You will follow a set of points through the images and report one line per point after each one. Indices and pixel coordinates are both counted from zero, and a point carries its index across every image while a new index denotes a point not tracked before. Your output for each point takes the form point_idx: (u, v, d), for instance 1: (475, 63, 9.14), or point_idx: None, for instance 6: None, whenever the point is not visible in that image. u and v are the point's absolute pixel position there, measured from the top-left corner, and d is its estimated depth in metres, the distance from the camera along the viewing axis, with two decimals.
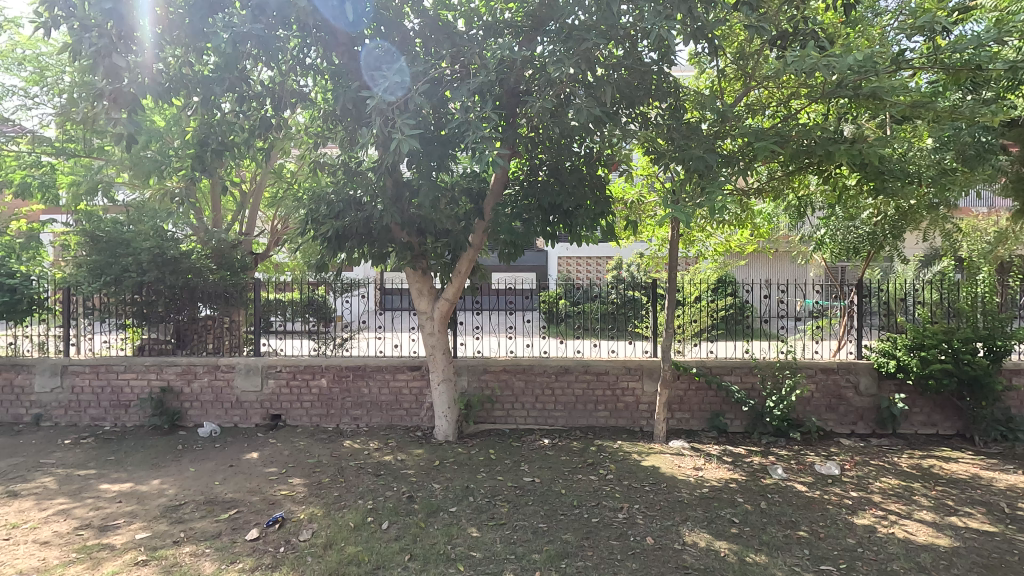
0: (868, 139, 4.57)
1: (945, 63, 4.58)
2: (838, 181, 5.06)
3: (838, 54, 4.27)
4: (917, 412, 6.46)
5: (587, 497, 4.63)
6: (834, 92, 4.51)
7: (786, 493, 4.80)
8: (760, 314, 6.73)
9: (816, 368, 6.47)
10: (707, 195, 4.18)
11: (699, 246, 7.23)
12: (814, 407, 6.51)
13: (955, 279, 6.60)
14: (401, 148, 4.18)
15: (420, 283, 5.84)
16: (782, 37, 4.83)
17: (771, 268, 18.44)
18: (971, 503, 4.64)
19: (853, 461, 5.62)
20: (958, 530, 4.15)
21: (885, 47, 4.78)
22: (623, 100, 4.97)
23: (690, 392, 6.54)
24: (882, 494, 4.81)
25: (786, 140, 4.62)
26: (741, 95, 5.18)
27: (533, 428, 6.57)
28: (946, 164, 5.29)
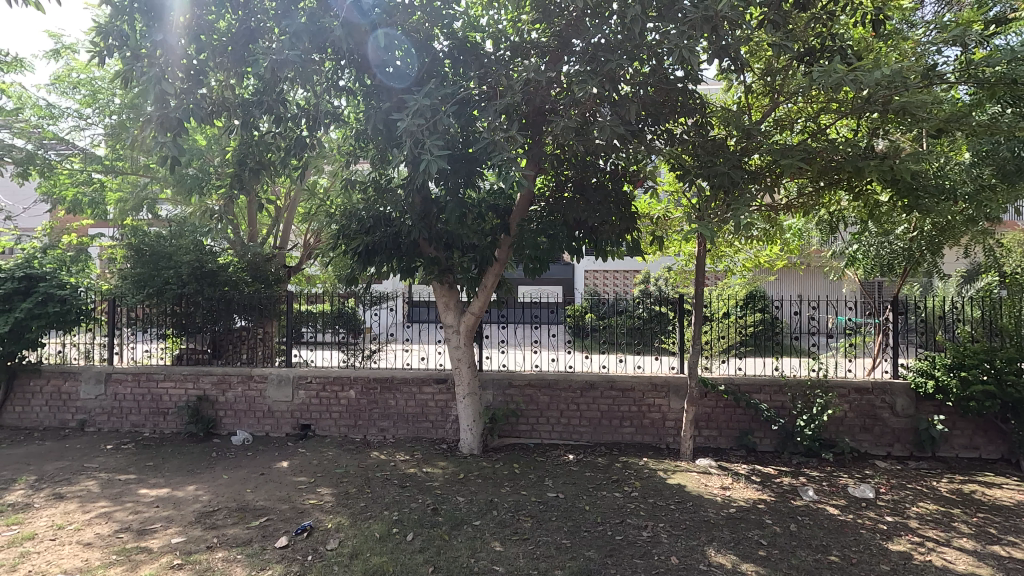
0: (900, 155, 4.50)
1: (980, 76, 4.52)
2: (869, 197, 4.97)
3: (867, 69, 4.24)
4: (958, 435, 6.22)
5: (611, 514, 4.60)
6: (864, 107, 4.47)
7: (817, 516, 4.68)
8: (790, 330, 6.67)
9: (849, 388, 6.30)
10: (733, 211, 4.21)
11: (728, 262, 7.14)
12: (847, 427, 6.33)
13: (997, 297, 6.36)
14: (431, 168, 4.29)
15: (447, 297, 5.94)
16: (808, 54, 4.74)
17: (803, 285, 18.09)
18: (1016, 532, 4.44)
19: (889, 485, 5.43)
20: (1001, 559, 3.97)
21: (918, 60, 4.74)
22: (649, 117, 5.00)
23: (717, 410, 6.45)
24: (919, 520, 4.64)
25: (814, 156, 4.57)
26: (769, 111, 5.15)
27: (558, 443, 6.56)
28: (985, 179, 5.22)
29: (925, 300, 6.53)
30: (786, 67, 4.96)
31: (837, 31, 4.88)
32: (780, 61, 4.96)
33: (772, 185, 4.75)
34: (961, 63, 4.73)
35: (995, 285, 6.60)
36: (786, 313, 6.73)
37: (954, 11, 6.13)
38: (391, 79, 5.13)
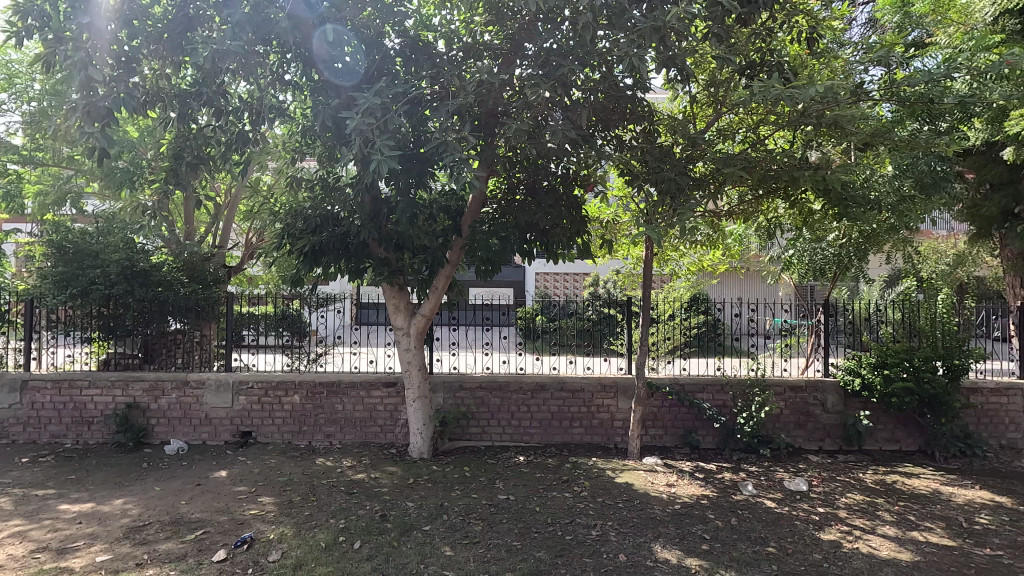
0: (831, 166, 4.79)
1: (903, 94, 4.79)
2: (804, 205, 5.25)
3: (802, 85, 4.46)
4: (881, 429, 6.66)
5: (561, 515, 4.64)
6: (799, 120, 4.71)
7: (756, 509, 4.88)
8: (731, 332, 6.94)
9: (784, 387, 6.63)
10: (678, 216, 4.35)
11: (673, 265, 7.27)
12: (783, 424, 6.65)
13: (915, 300, 6.83)
14: (381, 167, 4.20)
15: (397, 298, 5.84)
16: (749, 66, 5.00)
17: (743, 288, 18.89)
18: (932, 518, 4.78)
19: (821, 478, 5.74)
20: (919, 544, 4.27)
21: (847, 77, 5.01)
22: (599, 123, 5.11)
23: (663, 409, 6.63)
24: (848, 510, 4.93)
25: (754, 165, 4.77)
26: (712, 120, 5.36)
27: (509, 445, 6.56)
28: (905, 191, 5.61)
29: (853, 303, 6.92)
30: (729, 79, 5.17)
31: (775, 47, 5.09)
32: (723, 73, 5.17)
33: (715, 192, 4.94)
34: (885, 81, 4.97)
35: (913, 289, 7.13)
36: (726, 315, 6.93)
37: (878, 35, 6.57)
38: (341, 75, 4.99)
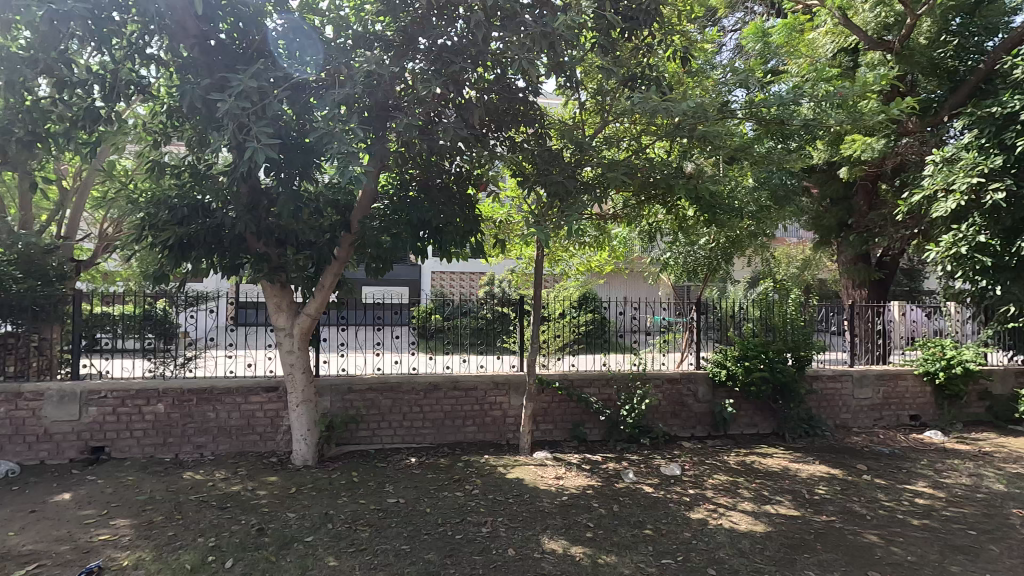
0: (702, 176, 5.23)
1: (761, 115, 5.40)
2: (679, 211, 5.70)
3: (676, 100, 4.82)
4: (743, 415, 7.41)
5: (452, 514, 4.62)
6: (675, 133, 5.07)
7: (635, 495, 5.21)
8: (616, 329, 7.36)
9: (662, 379, 7.15)
10: (565, 219, 4.52)
11: (564, 266, 7.61)
12: (661, 414, 7.16)
13: (772, 299, 7.69)
14: (257, 156, 3.89)
15: (278, 297, 5.49)
16: (633, 77, 5.29)
17: (629, 288, 20.10)
18: (781, 492, 5.40)
19: (692, 462, 6.25)
20: (771, 516, 4.80)
21: (716, 96, 5.50)
22: (492, 124, 5.18)
23: (553, 404, 6.86)
24: (714, 490, 5.41)
25: (635, 173, 5.06)
26: (600, 128, 5.62)
27: (400, 447, 6.42)
28: (763, 201, 6.28)
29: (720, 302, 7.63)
30: (613, 88, 5.44)
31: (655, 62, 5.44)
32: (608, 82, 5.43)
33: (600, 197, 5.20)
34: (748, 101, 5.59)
35: (770, 289, 8.02)
36: (612, 313, 7.35)
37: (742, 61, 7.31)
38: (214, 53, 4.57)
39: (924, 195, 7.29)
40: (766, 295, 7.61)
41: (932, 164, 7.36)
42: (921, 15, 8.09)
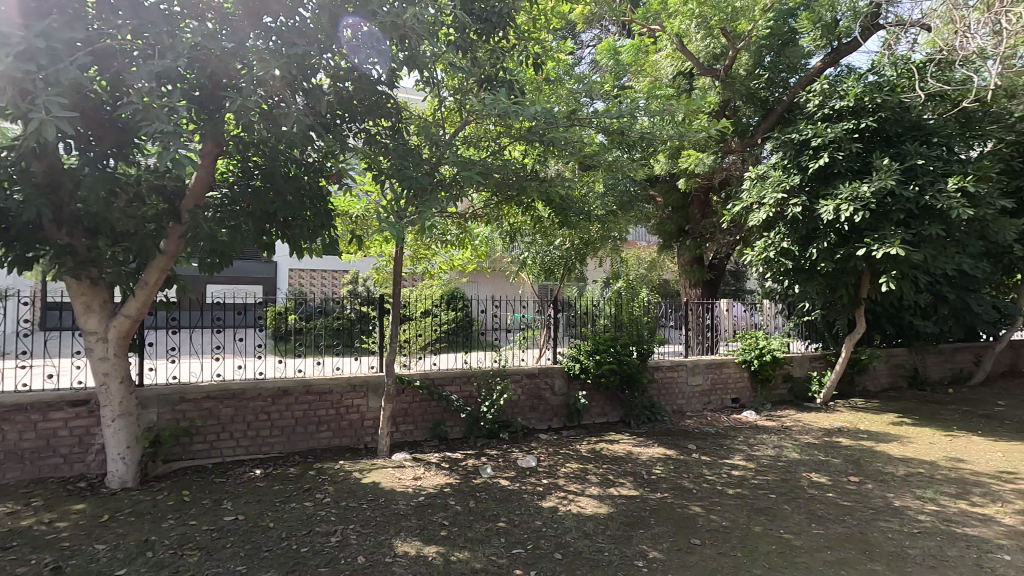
0: (554, 180, 5.49)
1: (605, 124, 5.79)
2: (535, 213, 5.95)
3: (527, 105, 4.97)
4: (595, 405, 7.94)
5: (298, 527, 4.34)
6: (527, 137, 5.23)
7: (492, 489, 5.32)
8: (483, 327, 7.38)
9: (522, 374, 7.40)
10: (419, 215, 4.47)
11: (427, 264, 7.49)
12: (520, 408, 7.41)
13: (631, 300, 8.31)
14: (46, 130, 3.28)
15: (87, 296, 4.75)
16: (487, 79, 5.43)
17: (497, 288, 20.54)
18: (624, 475, 5.86)
19: (547, 453, 6.54)
20: (613, 498, 5.19)
21: (567, 105, 5.79)
22: (346, 114, 4.93)
23: (414, 404, 6.76)
24: (565, 478, 5.72)
25: (490, 173, 5.14)
26: (461, 127, 5.63)
27: (244, 459, 5.89)
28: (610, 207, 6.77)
29: (578, 301, 8.12)
30: (469, 88, 5.50)
31: (509, 67, 5.57)
32: (464, 82, 5.47)
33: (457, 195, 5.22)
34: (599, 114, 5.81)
35: (625, 290, 8.71)
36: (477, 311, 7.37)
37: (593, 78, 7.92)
38: None
39: (743, 206, 8.50)
40: (618, 294, 8.34)
41: (750, 180, 8.56)
42: (740, 49, 9.34)
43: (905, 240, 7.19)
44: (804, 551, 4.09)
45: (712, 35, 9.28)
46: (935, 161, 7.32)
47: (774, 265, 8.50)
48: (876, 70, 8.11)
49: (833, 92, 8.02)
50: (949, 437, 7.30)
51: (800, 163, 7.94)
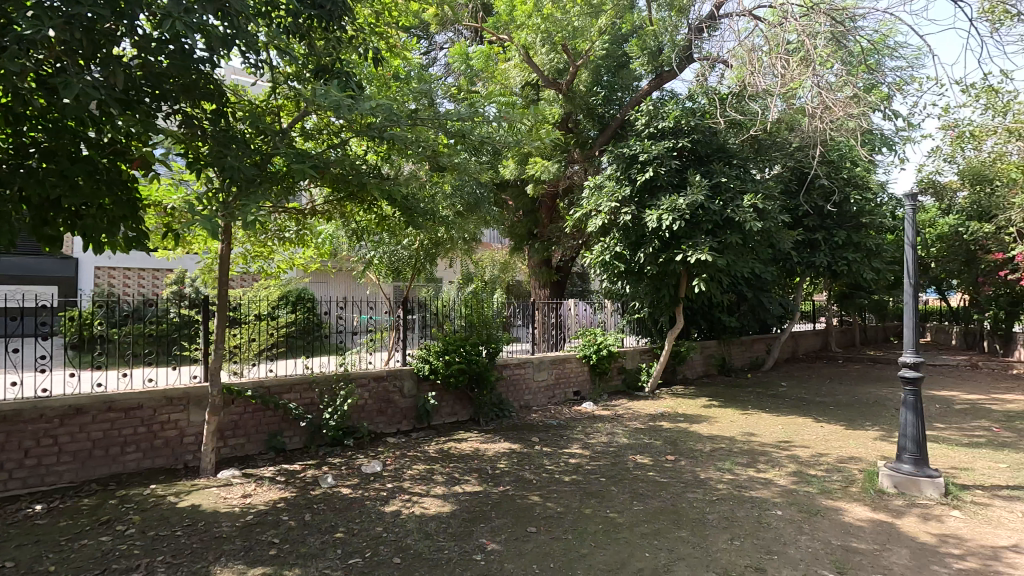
0: (398, 179, 5.35)
1: (448, 128, 5.46)
2: (379, 211, 5.79)
3: (364, 98, 4.72)
4: (445, 405, 7.98)
5: (89, 566, 3.72)
6: (366, 132, 4.99)
7: (331, 500, 5.07)
8: (334, 328, 7.12)
9: (368, 377, 7.17)
10: (241, 209, 4.10)
11: (264, 263, 6.90)
12: (367, 412, 7.17)
13: (482, 299, 8.49)
14: None
15: None
16: (321, 69, 5.05)
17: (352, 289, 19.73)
18: (470, 472, 5.96)
19: (394, 456, 6.42)
20: (457, 495, 5.24)
21: (409, 103, 5.66)
22: (155, 93, 4.24)
23: (246, 415, 6.19)
24: (411, 480, 5.65)
25: (326, 167, 4.82)
26: (298, 119, 5.18)
27: (19, 495, 4.90)
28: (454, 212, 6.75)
29: (433, 302, 8.12)
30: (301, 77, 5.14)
31: (345, 58, 5.29)
32: (295, 67, 5.11)
33: (288, 189, 4.86)
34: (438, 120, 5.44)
35: (483, 290, 8.70)
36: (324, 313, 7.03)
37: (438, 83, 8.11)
38: None
39: (583, 212, 9.18)
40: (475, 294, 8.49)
41: (589, 188, 9.29)
42: (580, 66, 10.11)
43: (712, 247, 8.30)
44: (625, 527, 4.50)
45: (555, 51, 9.84)
46: (734, 180, 8.56)
47: (610, 267, 9.32)
48: (691, 97, 9.24)
49: (657, 113, 8.98)
50: (746, 415, 8.57)
51: (630, 175, 8.76)
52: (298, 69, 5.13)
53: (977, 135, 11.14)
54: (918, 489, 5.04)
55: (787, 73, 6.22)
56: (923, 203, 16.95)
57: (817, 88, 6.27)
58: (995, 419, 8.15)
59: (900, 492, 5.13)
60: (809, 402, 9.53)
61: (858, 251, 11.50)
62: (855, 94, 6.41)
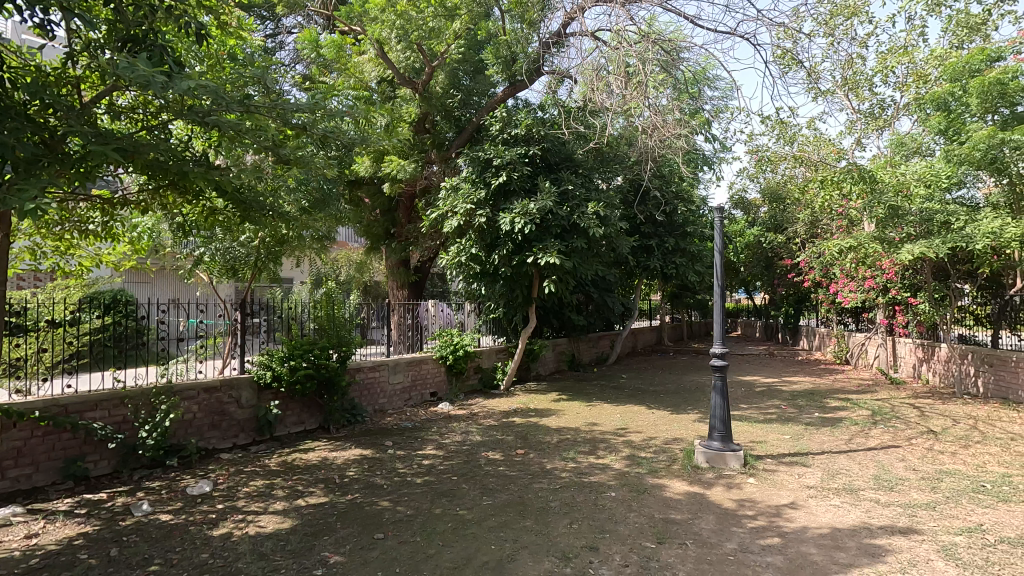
0: (230, 170, 4.86)
1: (287, 118, 4.97)
2: (207, 203, 5.23)
3: (182, 76, 4.19)
4: (290, 414, 7.47)
5: None
6: (188, 116, 4.45)
7: (145, 529, 4.47)
8: (157, 335, 6.30)
9: (198, 389, 6.45)
10: (18, 195, 3.42)
11: (59, 259, 6.05)
12: (196, 427, 6.44)
13: (335, 299, 8.04)
14: None
15: None
16: (131, 40, 4.40)
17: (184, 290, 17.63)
18: (315, 483, 5.64)
19: (227, 474, 5.85)
20: (300, 509, 4.93)
21: (245, 88, 5.15)
22: None
23: (33, 441, 5.22)
24: (246, 498, 5.19)
25: (136, 152, 4.20)
26: (102, 95, 4.46)
27: None
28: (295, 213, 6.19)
29: (281, 305, 7.53)
30: (105, 46, 4.44)
31: (161, 31, 4.67)
32: (101, 34, 4.45)
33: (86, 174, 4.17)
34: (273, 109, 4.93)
35: (336, 291, 8.25)
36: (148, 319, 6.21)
37: (279, 70, 7.63)
38: None
39: (439, 213, 9.20)
40: (326, 294, 8.00)
41: (446, 189, 9.34)
42: (436, 68, 10.10)
43: (560, 250, 8.81)
44: (473, 523, 4.59)
45: (411, 50, 9.75)
46: (579, 189, 9.19)
47: (465, 268, 9.45)
48: (542, 107, 9.72)
49: (510, 120, 9.32)
50: (590, 407, 9.23)
51: (484, 178, 8.97)
52: (104, 36, 4.47)
53: (774, 160, 13.21)
54: (723, 462, 5.84)
55: (626, 94, 6.65)
56: (734, 216, 19.71)
57: (650, 110, 6.81)
58: (783, 398, 9.75)
59: (710, 465, 5.90)
60: (644, 392, 10.56)
61: (684, 257, 13.01)
62: (681, 116, 7.06)
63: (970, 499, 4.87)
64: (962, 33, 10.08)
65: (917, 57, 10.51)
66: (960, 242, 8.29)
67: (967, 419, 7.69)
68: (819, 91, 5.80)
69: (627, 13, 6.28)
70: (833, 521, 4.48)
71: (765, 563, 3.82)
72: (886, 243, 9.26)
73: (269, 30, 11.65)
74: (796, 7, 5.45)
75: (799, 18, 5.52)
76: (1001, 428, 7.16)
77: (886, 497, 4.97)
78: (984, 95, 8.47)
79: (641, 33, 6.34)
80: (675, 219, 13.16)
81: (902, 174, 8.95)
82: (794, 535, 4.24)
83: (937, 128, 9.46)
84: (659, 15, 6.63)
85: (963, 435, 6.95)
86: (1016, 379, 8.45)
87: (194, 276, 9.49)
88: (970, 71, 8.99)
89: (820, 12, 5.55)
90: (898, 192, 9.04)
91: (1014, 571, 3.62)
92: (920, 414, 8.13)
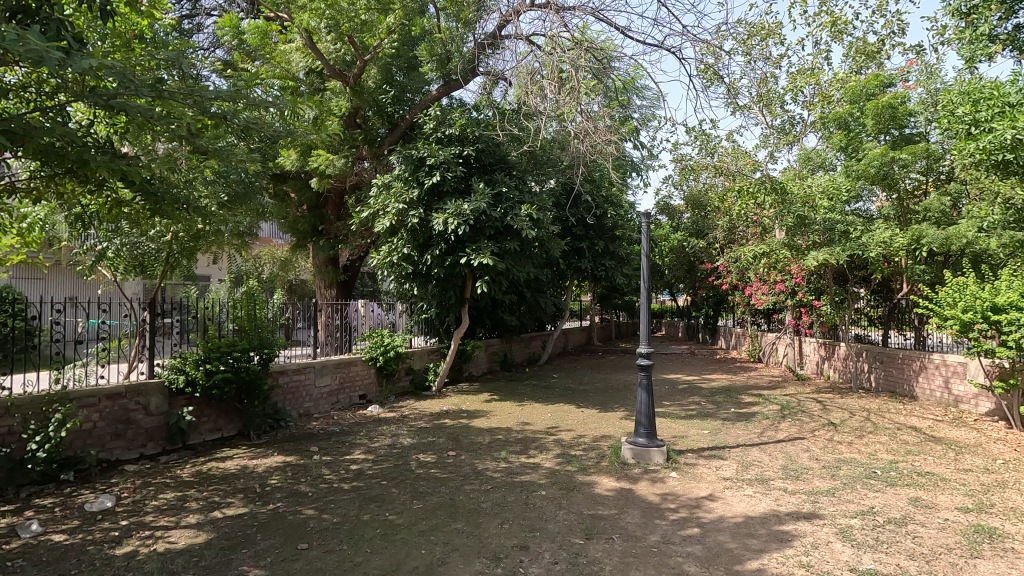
0: (140, 159, 4.49)
1: (203, 105, 4.64)
2: (111, 193, 4.82)
3: (79, 54, 3.79)
4: (205, 421, 7.00)
5: None
6: (88, 98, 4.05)
7: (35, 552, 4.05)
8: (51, 337, 5.75)
9: (99, 396, 5.92)
10: None
11: None
12: (96, 438, 5.90)
13: (257, 298, 7.58)
14: None
15: None
16: (21, 10, 3.96)
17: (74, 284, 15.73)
18: (234, 493, 5.32)
19: (133, 487, 5.40)
20: (216, 522, 4.64)
21: (155, 72, 4.76)
22: None
23: None
24: (155, 513, 4.82)
25: (26, 133, 3.77)
26: None
27: None
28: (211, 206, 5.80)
29: (196, 304, 7.09)
30: None
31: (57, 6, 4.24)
32: None
33: None
34: (185, 94, 4.58)
35: (257, 290, 7.79)
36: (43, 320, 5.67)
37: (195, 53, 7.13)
38: None
39: (370, 211, 8.99)
40: (247, 292, 7.54)
41: (378, 187, 9.13)
42: (368, 62, 9.87)
43: (493, 251, 8.84)
44: (404, 529, 4.50)
45: (342, 42, 9.52)
46: (513, 191, 9.24)
47: (397, 268, 9.32)
48: (476, 107, 9.68)
49: (444, 119, 9.24)
50: (521, 407, 9.32)
51: (417, 177, 8.83)
52: None
53: (696, 169, 13.92)
54: (649, 457, 6.07)
55: (560, 99, 6.78)
56: (659, 221, 20.59)
57: (582, 116, 6.90)
58: (702, 394, 10.31)
59: (637, 461, 6.12)
60: (574, 391, 10.81)
61: (613, 259, 13.63)
62: (611, 123, 7.20)
63: (863, 485, 5.35)
64: (861, 59, 11.05)
65: (821, 79, 11.44)
66: (857, 251, 9.10)
67: (861, 412, 8.45)
68: (737, 106, 6.17)
69: (561, 19, 6.41)
70: (747, 510, 4.78)
71: (685, 553, 4.01)
72: (795, 250, 10.09)
73: (184, 10, 10.89)
74: (717, 25, 5.77)
75: (721, 36, 5.84)
76: (889, 419, 7.92)
77: (792, 486, 5.36)
78: (878, 117, 9.32)
79: (575, 40, 6.54)
80: (605, 222, 13.57)
81: (808, 188, 9.86)
82: (711, 525, 4.49)
83: (838, 145, 10.29)
84: (591, 25, 6.80)
85: (857, 426, 7.63)
86: (902, 374, 9.38)
87: (94, 272, 8.70)
88: (866, 95, 9.86)
89: (739, 32, 5.91)
90: (806, 203, 9.88)
91: (899, 548, 4.01)
92: (822, 407, 8.87)
